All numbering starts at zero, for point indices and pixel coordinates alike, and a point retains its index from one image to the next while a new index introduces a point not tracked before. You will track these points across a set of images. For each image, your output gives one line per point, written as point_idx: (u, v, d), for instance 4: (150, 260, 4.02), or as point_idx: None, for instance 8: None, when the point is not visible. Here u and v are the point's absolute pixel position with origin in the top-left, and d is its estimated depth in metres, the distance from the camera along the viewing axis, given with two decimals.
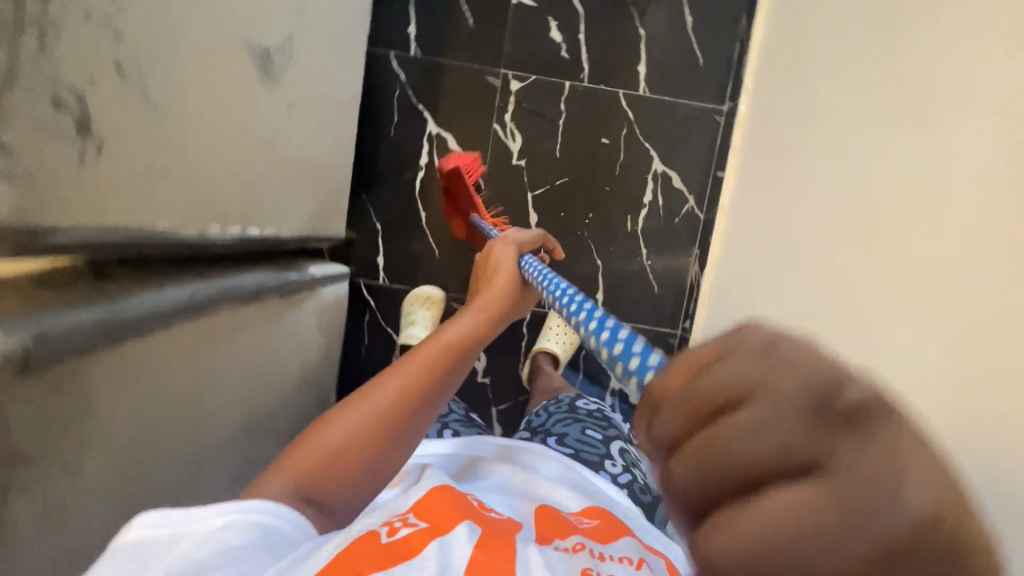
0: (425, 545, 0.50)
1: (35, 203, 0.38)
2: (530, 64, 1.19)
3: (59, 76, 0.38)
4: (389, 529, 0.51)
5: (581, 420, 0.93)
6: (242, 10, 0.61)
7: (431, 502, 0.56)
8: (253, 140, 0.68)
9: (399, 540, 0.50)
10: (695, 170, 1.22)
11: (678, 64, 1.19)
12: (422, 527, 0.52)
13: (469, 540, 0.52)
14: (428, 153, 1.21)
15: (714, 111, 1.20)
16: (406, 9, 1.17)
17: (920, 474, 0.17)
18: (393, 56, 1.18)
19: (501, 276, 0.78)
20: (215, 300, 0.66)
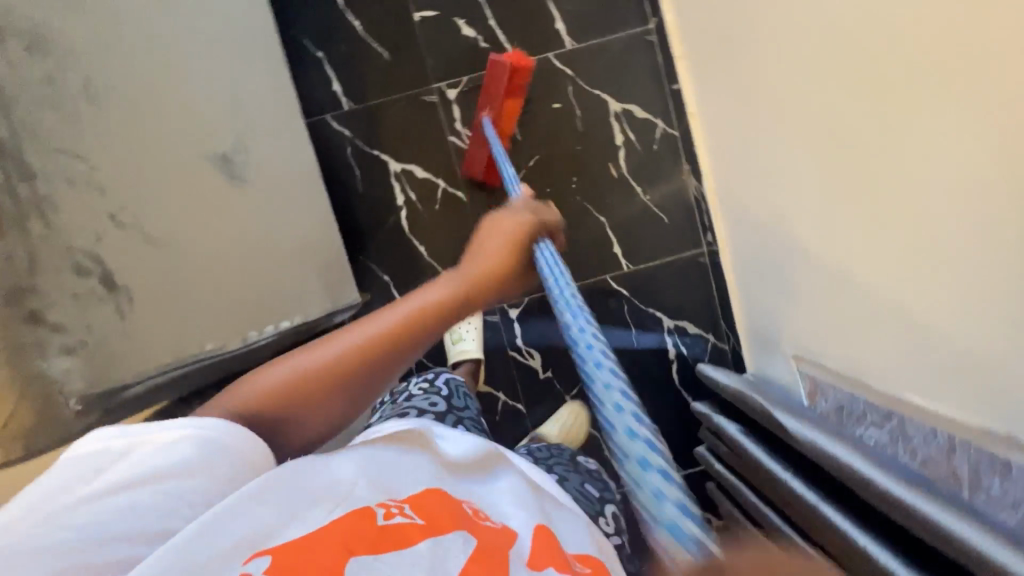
0: (416, 542, 0.47)
1: (106, 369, 0.65)
2: (456, 68, 1.20)
3: (73, 249, 0.63)
4: (385, 512, 0.50)
5: (580, 472, 0.88)
6: (194, 133, 0.71)
7: (431, 500, 0.53)
8: (240, 239, 0.77)
9: (391, 528, 0.48)
10: (651, 94, 1.21)
11: (591, 6, 1.19)
12: (417, 523, 0.50)
13: (465, 550, 0.49)
14: (403, 191, 1.22)
15: (644, 33, 1.20)
16: (322, 69, 1.18)
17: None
18: (331, 118, 1.19)
19: (496, 241, 0.74)
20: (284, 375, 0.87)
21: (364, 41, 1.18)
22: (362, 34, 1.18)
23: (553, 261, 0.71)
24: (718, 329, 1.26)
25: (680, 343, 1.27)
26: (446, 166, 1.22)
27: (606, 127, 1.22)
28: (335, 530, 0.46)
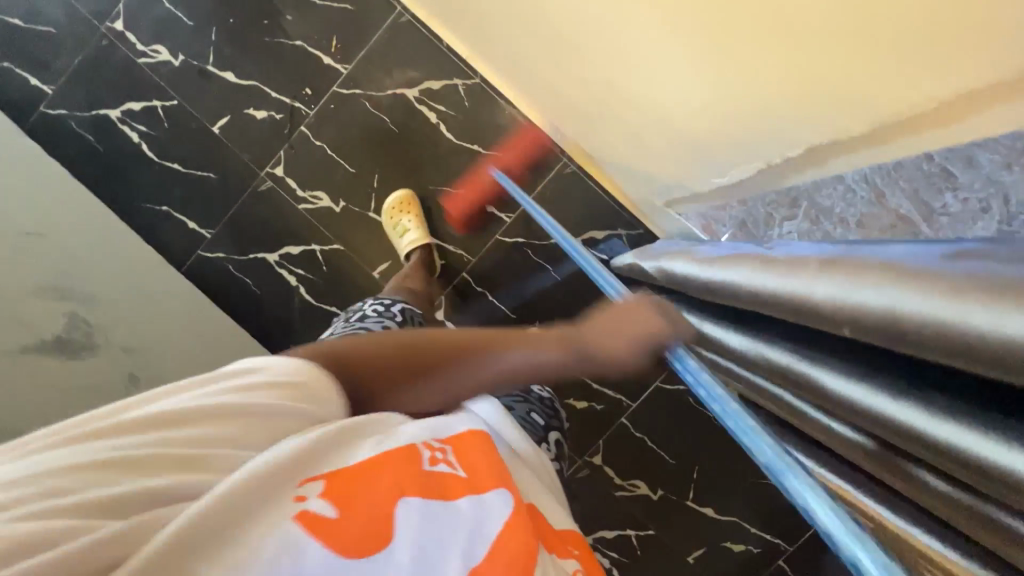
0: (459, 495, 0.52)
1: None
2: (270, 148, 1.28)
3: None
4: (429, 458, 0.54)
5: (529, 403, 1.02)
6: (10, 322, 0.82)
7: (469, 447, 0.58)
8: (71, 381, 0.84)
9: (437, 477, 0.52)
10: (437, 61, 1.24)
11: (342, 26, 1.24)
12: (461, 476, 0.54)
13: (502, 504, 0.52)
14: (291, 272, 1.30)
15: (398, 16, 1.23)
16: (173, 218, 1.30)
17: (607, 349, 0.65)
18: (203, 250, 1.30)
19: (624, 342, 0.65)
20: None
21: (187, 175, 1.29)
22: (184, 171, 1.29)
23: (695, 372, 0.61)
24: (623, 218, 1.23)
25: (599, 252, 1.24)
26: (310, 230, 1.29)
27: (416, 114, 1.25)
28: (378, 484, 0.48)
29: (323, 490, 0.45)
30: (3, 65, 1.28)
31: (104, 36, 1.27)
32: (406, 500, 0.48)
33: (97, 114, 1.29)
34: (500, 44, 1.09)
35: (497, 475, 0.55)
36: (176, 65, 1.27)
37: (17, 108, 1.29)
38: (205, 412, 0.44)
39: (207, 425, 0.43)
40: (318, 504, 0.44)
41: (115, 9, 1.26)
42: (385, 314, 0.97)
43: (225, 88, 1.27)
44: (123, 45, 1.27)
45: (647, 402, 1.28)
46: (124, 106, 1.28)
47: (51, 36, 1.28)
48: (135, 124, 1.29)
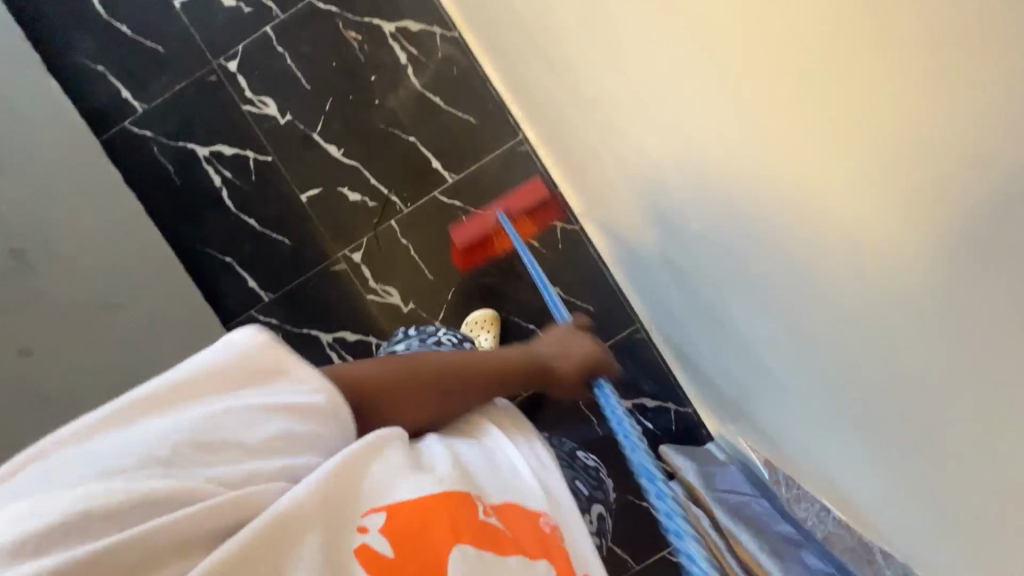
0: (509, 555, 0.49)
1: None
2: (354, 232, 1.25)
3: None
4: (483, 509, 0.51)
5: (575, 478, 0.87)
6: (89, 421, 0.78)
7: (517, 511, 0.53)
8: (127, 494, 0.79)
9: (490, 530, 0.49)
10: (543, 197, 1.24)
11: (459, 136, 1.23)
12: (506, 530, 0.51)
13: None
14: (340, 357, 1.26)
15: (517, 144, 1.23)
16: (234, 271, 1.25)
17: (563, 364, 0.75)
18: (256, 312, 1.25)
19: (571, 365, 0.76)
20: None
21: (263, 234, 1.25)
22: (259, 228, 1.24)
23: (613, 408, 0.69)
24: (677, 394, 1.25)
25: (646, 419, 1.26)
26: (371, 321, 1.26)
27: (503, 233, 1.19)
28: (437, 528, 0.47)
29: (384, 526, 0.45)
30: (97, 69, 1.21)
31: (213, 71, 1.22)
32: (461, 547, 0.47)
33: (183, 146, 1.23)
34: (607, 224, 1.13)
35: (541, 544, 0.52)
36: (281, 122, 1.22)
37: (100, 116, 1.22)
38: (213, 427, 0.44)
39: (216, 430, 0.44)
40: (374, 537, 0.45)
41: (234, 48, 1.22)
42: (458, 347, 0.85)
43: (324, 160, 1.23)
44: (231, 86, 1.22)
45: (650, 568, 1.29)
46: (214, 146, 1.23)
47: (158, 55, 1.22)
48: (222, 168, 1.24)
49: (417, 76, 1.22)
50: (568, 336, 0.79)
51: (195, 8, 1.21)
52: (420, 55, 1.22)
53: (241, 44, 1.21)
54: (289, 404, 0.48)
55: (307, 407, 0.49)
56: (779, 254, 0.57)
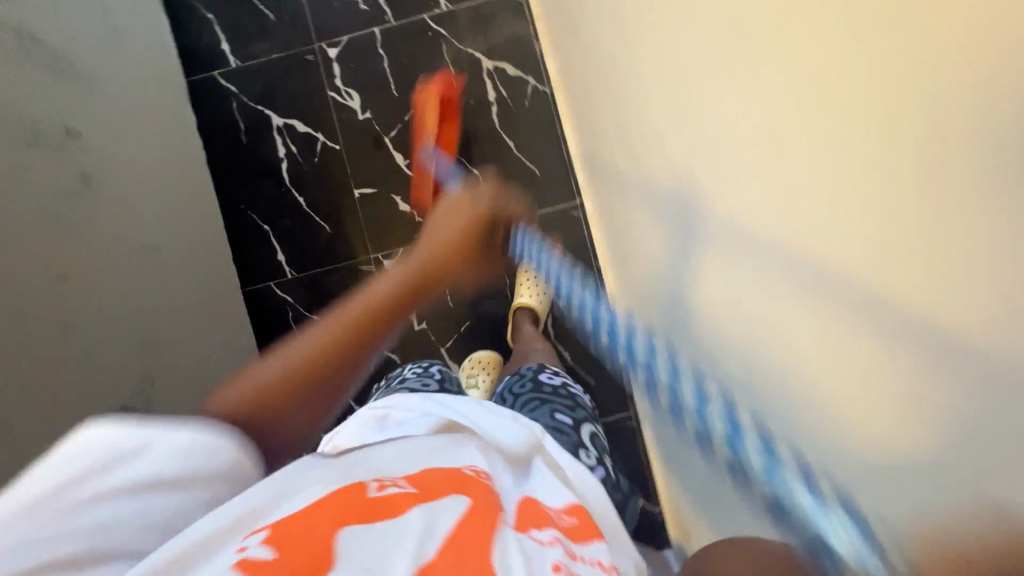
0: (410, 511, 0.37)
1: None
2: (392, 241, 1.26)
3: None
4: (377, 485, 0.39)
5: (547, 402, 0.82)
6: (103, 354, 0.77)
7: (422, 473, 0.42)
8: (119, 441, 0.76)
9: (388, 498, 0.38)
10: (580, 264, 1.26)
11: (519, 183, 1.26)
12: (413, 491, 0.39)
13: (453, 514, 0.37)
14: None
15: (571, 207, 1.26)
16: (268, 241, 1.26)
17: (447, 216, 0.80)
18: (274, 286, 1.26)
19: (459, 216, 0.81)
20: None
21: (306, 215, 1.27)
22: (304, 208, 1.27)
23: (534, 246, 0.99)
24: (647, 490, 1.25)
25: None
26: None
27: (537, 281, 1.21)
28: (325, 508, 0.36)
29: (267, 537, 0.33)
30: (207, 17, 1.26)
31: (312, 52, 1.26)
32: (351, 527, 0.34)
33: (260, 110, 1.27)
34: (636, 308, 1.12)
35: (456, 482, 0.41)
36: (359, 118, 1.26)
37: (194, 59, 1.26)
38: (125, 522, 0.34)
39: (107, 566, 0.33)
40: (256, 551, 0.32)
41: (338, 38, 1.26)
42: (424, 376, 0.90)
43: (387, 165, 1.26)
44: (324, 71, 1.26)
45: None
46: (289, 120, 1.27)
47: (267, 22, 1.26)
48: (289, 142, 1.27)
49: (498, 115, 1.26)
50: (452, 211, 0.82)
51: None
52: (507, 96, 1.26)
53: (346, 36, 1.26)
54: (207, 475, 0.37)
55: (215, 476, 0.38)
56: (769, 395, 0.55)
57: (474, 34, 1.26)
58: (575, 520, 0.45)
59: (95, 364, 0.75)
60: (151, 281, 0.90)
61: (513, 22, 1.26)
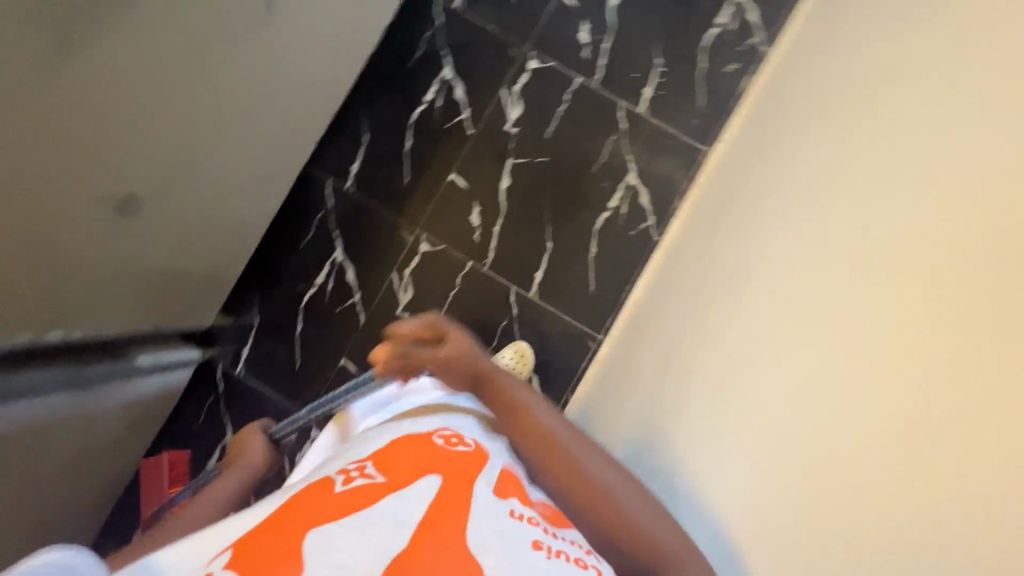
0: (379, 500, 0.51)
1: None
2: (442, 235, 1.30)
3: None
4: (345, 478, 0.54)
5: None
6: (156, 148, 0.80)
7: (395, 456, 0.57)
8: (110, 223, 0.78)
9: (360, 490, 0.52)
10: (557, 382, 1.28)
11: (570, 284, 1.29)
12: (381, 482, 0.53)
13: (426, 497, 0.52)
14: (326, 274, 1.30)
15: (589, 336, 1.28)
16: (357, 149, 1.31)
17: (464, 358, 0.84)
18: (329, 184, 1.31)
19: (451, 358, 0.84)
20: (52, 382, 0.81)
21: (401, 157, 1.31)
22: (405, 152, 1.31)
23: None
24: None
25: None
26: (371, 287, 1.30)
27: (516, 364, 1.24)
28: (301, 513, 0.49)
29: (230, 562, 0.46)
30: None
31: (518, 50, 1.30)
32: (317, 528, 0.47)
33: (443, 54, 1.30)
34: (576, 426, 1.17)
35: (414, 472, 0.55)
36: (504, 128, 1.30)
37: None
38: None
39: None
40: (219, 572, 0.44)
41: (546, 58, 1.30)
42: None
43: (492, 179, 1.30)
44: (513, 71, 1.30)
45: None
46: (456, 79, 1.30)
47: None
48: (440, 97, 1.31)
49: (603, 221, 1.28)
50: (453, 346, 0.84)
51: (562, 10, 1.30)
52: (623, 215, 1.29)
53: (553, 63, 1.30)
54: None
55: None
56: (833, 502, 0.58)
57: (643, 149, 1.29)
58: (555, 499, 0.60)
59: (147, 154, 0.78)
60: (242, 123, 0.93)
61: (678, 167, 1.29)
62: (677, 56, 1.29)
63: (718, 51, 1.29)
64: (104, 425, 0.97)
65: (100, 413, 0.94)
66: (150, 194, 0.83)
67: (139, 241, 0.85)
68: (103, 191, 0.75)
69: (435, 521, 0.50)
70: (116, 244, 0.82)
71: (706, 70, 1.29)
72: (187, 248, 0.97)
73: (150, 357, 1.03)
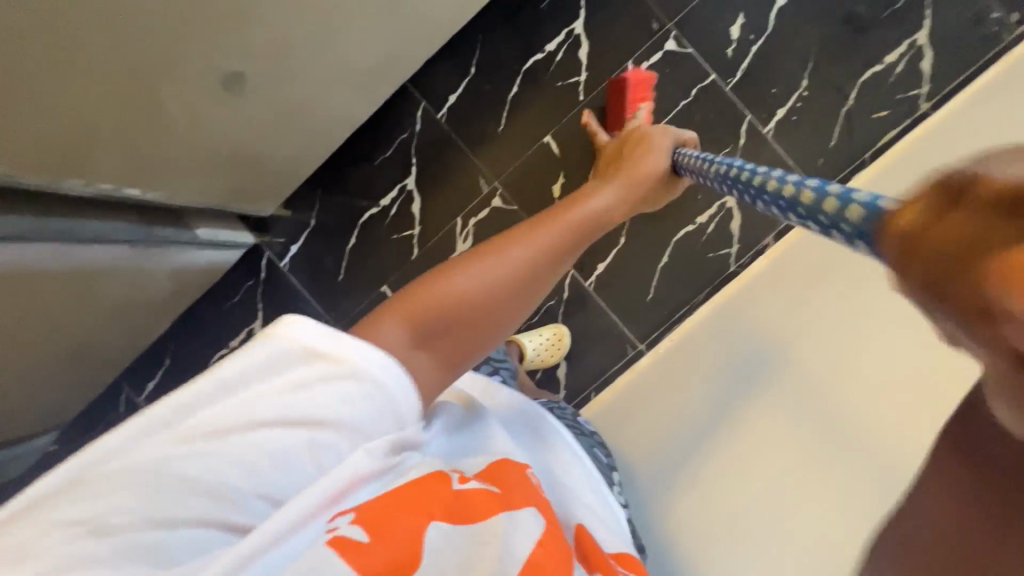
0: (492, 509, 0.55)
1: None
2: (518, 196, 1.24)
3: None
4: (460, 478, 0.59)
5: (589, 436, 0.94)
6: (275, 28, 0.74)
7: (494, 473, 0.63)
8: (210, 94, 0.75)
9: (473, 500, 0.56)
10: (583, 376, 1.27)
11: (629, 286, 1.24)
12: (491, 491, 0.58)
13: (531, 535, 0.54)
14: (392, 199, 1.27)
15: (630, 343, 1.25)
16: (459, 79, 1.23)
17: (620, 204, 0.74)
18: (421, 107, 1.24)
19: (652, 158, 0.82)
20: (109, 235, 0.83)
21: (502, 103, 1.23)
22: (507, 99, 1.23)
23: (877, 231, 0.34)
24: None
25: None
26: (433, 225, 1.27)
27: (551, 346, 1.22)
28: (428, 498, 0.54)
29: (357, 520, 0.50)
30: None
31: (660, 26, 1.19)
32: (438, 523, 0.53)
33: (580, 5, 1.19)
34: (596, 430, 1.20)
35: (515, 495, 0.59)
36: None
37: None
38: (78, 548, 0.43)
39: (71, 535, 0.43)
40: (351, 530, 0.49)
41: (686, 43, 1.19)
42: None
43: (586, 155, 1.22)
44: (646, 47, 1.19)
45: None
46: (584, 37, 1.20)
47: None
48: (561, 51, 1.21)
49: (685, 235, 1.22)
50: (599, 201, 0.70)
51: None
52: (707, 235, 1.22)
53: (691, 51, 1.19)
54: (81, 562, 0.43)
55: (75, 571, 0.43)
56: None
57: None
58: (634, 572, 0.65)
59: (263, 32, 0.73)
60: (358, 23, 0.86)
61: None
62: (826, 84, 1.17)
63: (872, 93, 1.16)
64: (154, 287, 1.00)
65: (151, 274, 0.95)
66: (256, 72, 0.78)
67: (231, 118, 0.82)
68: (212, 58, 0.70)
69: (544, 563, 0.53)
70: (210, 116, 0.78)
71: (851, 110, 1.17)
72: (274, 138, 0.94)
73: (210, 233, 1.03)
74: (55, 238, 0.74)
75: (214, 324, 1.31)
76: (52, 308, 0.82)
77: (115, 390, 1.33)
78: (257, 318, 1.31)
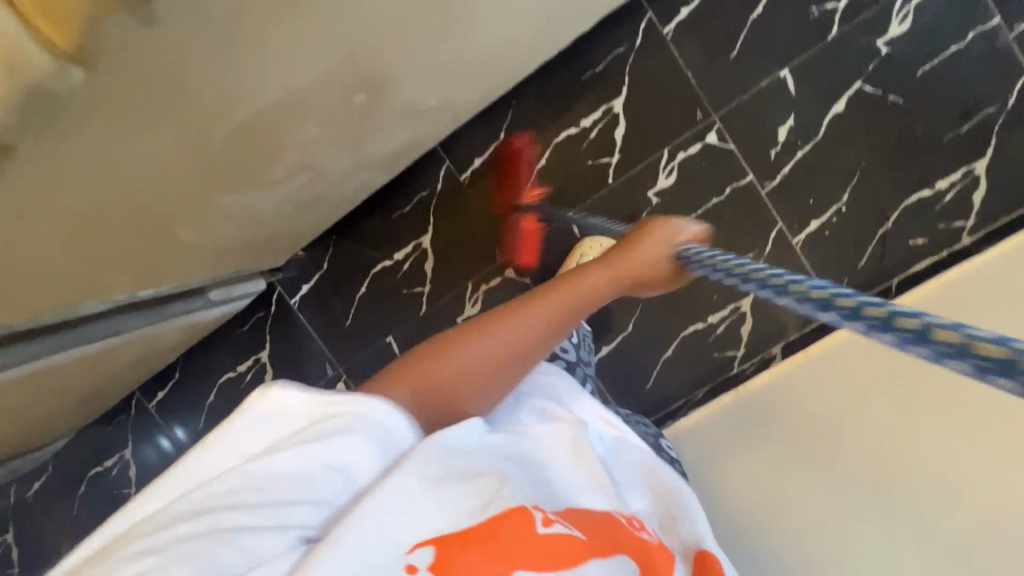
0: (581, 560, 0.49)
1: None
2: (531, 269, 1.22)
3: None
4: (545, 518, 0.51)
5: None
6: (296, 151, 0.72)
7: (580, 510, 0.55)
8: (225, 210, 0.74)
9: (559, 540, 0.49)
10: None
11: (629, 371, 1.24)
12: (577, 537, 0.51)
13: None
14: (406, 254, 1.26)
15: None
16: (487, 144, 1.19)
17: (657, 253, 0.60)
18: (445, 166, 1.21)
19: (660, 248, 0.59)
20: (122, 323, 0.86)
21: (528, 173, 1.19)
22: (534, 170, 1.19)
23: None
24: None
25: None
26: (443, 285, 1.25)
27: None
28: (508, 536, 0.47)
29: (432, 560, 0.44)
30: None
31: (703, 115, 1.12)
32: (523, 574, 0.46)
33: (622, 84, 1.13)
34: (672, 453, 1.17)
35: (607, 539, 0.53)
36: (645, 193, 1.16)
37: None
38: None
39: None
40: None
41: (729, 138, 1.13)
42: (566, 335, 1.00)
43: None
44: (685, 137, 1.14)
45: None
46: (622, 117, 1.15)
47: (725, 55, 1.10)
48: (596, 128, 1.16)
49: (692, 332, 1.21)
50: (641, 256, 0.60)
51: (774, 93, 1.10)
52: (715, 335, 1.20)
53: (732, 147, 1.13)
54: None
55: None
56: None
57: None
58: None
59: (282, 158, 0.71)
60: (383, 129, 0.83)
61: (799, 315, 1.17)
62: (866, 202, 1.11)
63: (914, 218, 1.11)
64: (163, 341, 1.02)
65: (159, 337, 0.96)
66: (273, 185, 0.76)
67: (245, 220, 0.81)
68: (227, 188, 0.69)
69: None
70: (224, 224, 0.77)
71: (887, 232, 1.12)
72: (288, 220, 0.93)
73: (221, 292, 1.03)
74: (64, 347, 0.78)
75: (224, 347, 1.36)
76: (61, 379, 0.86)
77: (129, 394, 1.41)
78: (263, 348, 1.34)
